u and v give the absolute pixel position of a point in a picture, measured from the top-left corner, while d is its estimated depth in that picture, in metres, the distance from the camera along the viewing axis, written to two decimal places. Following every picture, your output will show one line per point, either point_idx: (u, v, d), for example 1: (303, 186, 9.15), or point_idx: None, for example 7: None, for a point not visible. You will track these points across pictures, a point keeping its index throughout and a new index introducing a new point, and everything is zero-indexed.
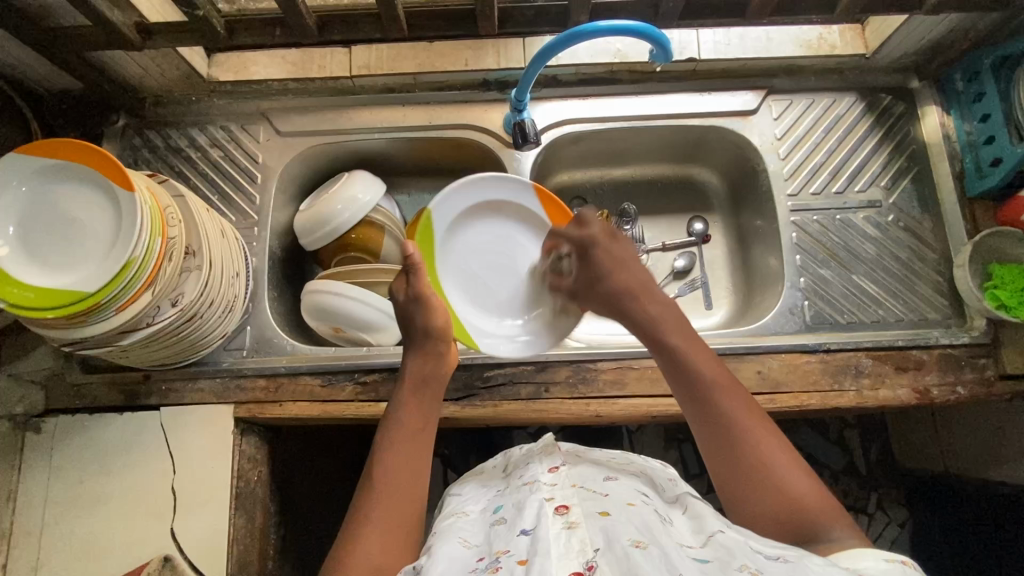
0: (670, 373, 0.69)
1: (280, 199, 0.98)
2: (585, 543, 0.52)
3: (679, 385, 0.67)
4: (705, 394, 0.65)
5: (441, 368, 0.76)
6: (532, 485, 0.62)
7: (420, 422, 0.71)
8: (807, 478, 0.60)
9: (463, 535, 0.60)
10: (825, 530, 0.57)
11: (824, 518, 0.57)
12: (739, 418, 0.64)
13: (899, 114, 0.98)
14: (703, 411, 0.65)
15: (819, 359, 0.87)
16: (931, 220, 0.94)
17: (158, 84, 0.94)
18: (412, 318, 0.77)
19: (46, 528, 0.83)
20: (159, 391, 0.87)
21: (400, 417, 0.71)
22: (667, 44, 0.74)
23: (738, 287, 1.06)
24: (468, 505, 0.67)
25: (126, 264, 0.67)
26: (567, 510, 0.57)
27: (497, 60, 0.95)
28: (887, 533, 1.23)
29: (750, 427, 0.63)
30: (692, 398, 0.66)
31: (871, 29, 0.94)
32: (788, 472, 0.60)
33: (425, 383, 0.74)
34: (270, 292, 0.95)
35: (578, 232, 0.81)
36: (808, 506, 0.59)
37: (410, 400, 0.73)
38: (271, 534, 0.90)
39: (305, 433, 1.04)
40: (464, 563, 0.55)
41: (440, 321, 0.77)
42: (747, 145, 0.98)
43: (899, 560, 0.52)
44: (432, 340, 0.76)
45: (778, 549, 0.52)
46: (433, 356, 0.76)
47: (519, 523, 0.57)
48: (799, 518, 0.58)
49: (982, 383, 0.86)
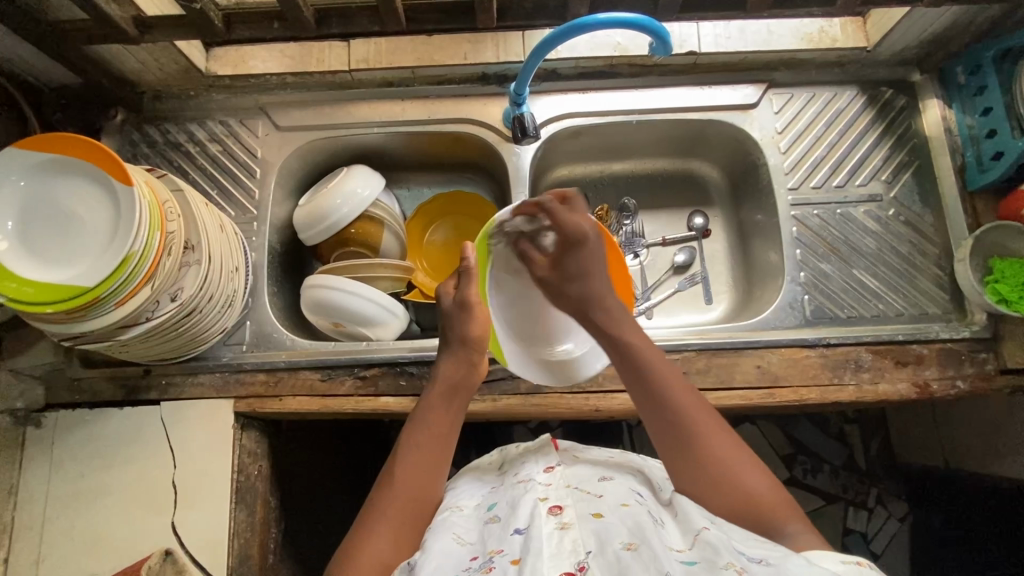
0: (625, 368, 0.67)
1: (279, 194, 0.98)
2: (577, 544, 0.53)
3: (636, 385, 0.66)
4: (659, 393, 0.65)
5: (471, 377, 0.75)
6: (526, 484, 0.62)
7: (445, 429, 0.71)
8: (762, 476, 0.61)
9: (457, 531, 0.61)
10: (781, 526, 0.58)
11: (777, 517, 0.59)
12: (692, 419, 0.63)
13: (900, 107, 0.97)
14: (660, 413, 0.64)
15: (819, 353, 0.87)
16: (931, 214, 0.94)
17: (155, 79, 0.94)
18: (455, 323, 0.76)
19: (47, 522, 0.83)
20: (159, 386, 0.88)
21: (427, 422, 0.71)
22: (667, 36, 0.74)
23: (738, 281, 1.06)
24: (463, 498, 0.67)
25: (125, 260, 0.67)
26: (560, 510, 0.57)
27: (496, 53, 0.94)
28: (886, 527, 1.24)
29: (703, 428, 0.63)
30: (648, 399, 0.65)
31: (872, 22, 0.93)
32: (743, 473, 0.61)
33: (454, 391, 0.73)
34: (270, 287, 0.95)
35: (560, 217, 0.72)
36: (766, 505, 0.59)
37: (437, 406, 0.72)
38: (271, 528, 0.90)
39: (306, 428, 1.05)
40: (458, 561, 0.56)
41: (477, 330, 0.76)
42: (747, 139, 0.98)
43: (854, 562, 0.52)
44: (466, 347, 0.76)
45: (761, 552, 0.52)
46: (465, 364, 0.75)
47: (513, 522, 0.57)
48: (755, 517, 0.59)
49: (982, 377, 0.86)
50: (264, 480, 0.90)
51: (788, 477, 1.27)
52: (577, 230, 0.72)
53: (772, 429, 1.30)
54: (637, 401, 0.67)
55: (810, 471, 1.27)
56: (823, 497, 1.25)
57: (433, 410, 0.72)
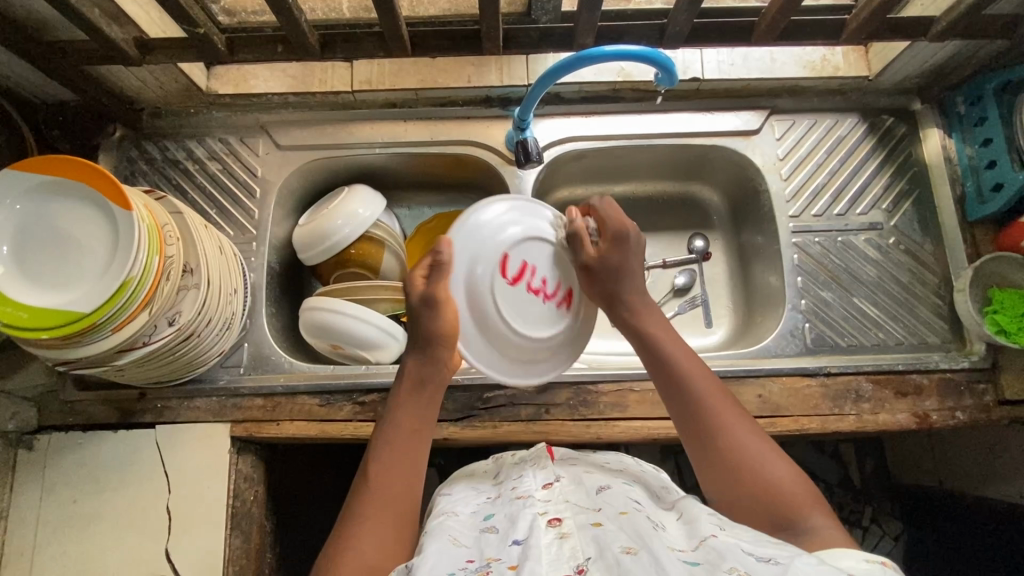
0: (649, 362, 0.70)
1: (278, 214, 0.97)
2: (576, 550, 0.53)
3: (659, 371, 0.69)
4: (678, 377, 0.68)
5: (442, 373, 0.72)
6: (525, 499, 0.62)
7: (416, 425, 0.69)
8: (792, 472, 0.61)
9: (453, 534, 0.60)
10: (803, 520, 0.58)
11: (800, 506, 0.59)
12: (717, 402, 0.66)
13: (901, 135, 0.98)
14: (677, 389, 0.67)
15: (820, 383, 0.87)
16: (931, 243, 0.94)
17: (154, 97, 0.93)
18: (421, 321, 0.70)
19: (38, 547, 0.82)
20: (154, 408, 0.86)
21: (397, 419, 0.69)
22: (673, 67, 0.73)
23: (739, 306, 1.06)
24: (458, 505, 0.66)
25: (123, 285, 0.66)
26: (559, 522, 0.57)
27: (499, 77, 0.95)
28: (881, 546, 1.23)
29: (727, 411, 0.65)
30: (667, 380, 0.68)
31: (874, 52, 0.94)
32: (770, 462, 0.62)
33: (422, 387, 0.71)
34: (268, 309, 0.94)
35: (605, 215, 0.75)
36: (792, 499, 0.59)
37: (405, 403, 0.70)
38: (266, 554, 0.89)
39: (301, 448, 1.03)
40: (454, 561, 0.55)
41: (447, 325, 0.70)
42: (749, 165, 0.98)
43: (877, 561, 0.50)
44: (438, 345, 0.70)
45: (768, 552, 0.51)
46: (433, 361, 0.71)
47: (512, 533, 0.57)
48: (775, 503, 0.59)
49: (981, 408, 0.86)
50: (260, 505, 0.88)
51: None
52: (620, 228, 0.74)
53: None
54: (663, 389, 0.69)
55: None
56: None
57: (400, 409, 0.70)
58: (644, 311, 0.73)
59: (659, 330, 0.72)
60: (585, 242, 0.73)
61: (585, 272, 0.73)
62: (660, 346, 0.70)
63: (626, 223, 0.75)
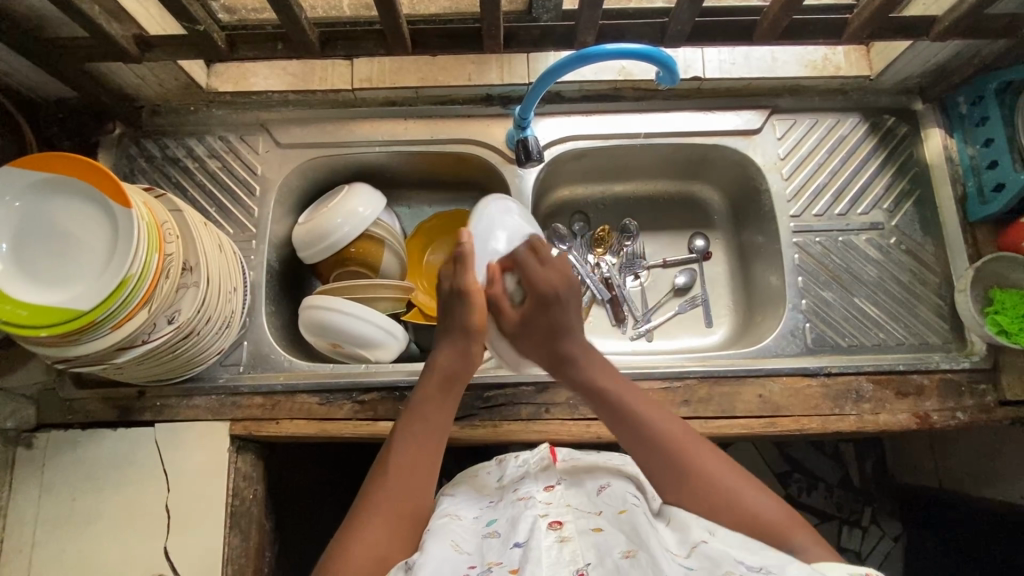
0: (607, 411, 0.69)
1: (278, 212, 0.97)
2: (576, 553, 0.54)
3: (619, 422, 0.68)
4: (637, 420, 0.67)
5: (468, 368, 0.73)
6: (526, 501, 0.62)
7: (441, 418, 0.70)
8: (772, 498, 0.62)
9: (454, 538, 0.60)
10: (792, 543, 0.58)
11: (787, 531, 0.59)
12: (682, 445, 0.65)
13: (903, 135, 0.98)
14: (641, 435, 0.66)
15: (820, 382, 0.87)
16: (933, 243, 0.94)
17: (155, 94, 0.93)
18: (453, 311, 0.73)
19: (37, 545, 0.82)
20: (153, 407, 0.86)
21: (423, 410, 0.70)
22: (674, 66, 0.73)
23: (739, 306, 1.05)
24: (461, 509, 0.66)
25: (122, 283, 0.66)
26: (560, 525, 0.57)
27: (500, 75, 0.95)
28: (881, 547, 1.23)
29: (692, 450, 0.64)
30: (628, 429, 0.67)
31: (875, 51, 0.94)
32: (750, 494, 0.61)
33: (450, 382, 0.72)
34: (268, 307, 0.94)
35: (535, 270, 0.74)
36: (777, 526, 0.59)
37: (433, 393, 0.71)
38: (265, 553, 0.89)
39: (300, 446, 1.03)
40: (455, 568, 0.56)
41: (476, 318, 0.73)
42: (750, 165, 0.98)
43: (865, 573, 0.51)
44: (466, 336, 0.72)
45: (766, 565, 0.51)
46: (462, 355, 0.72)
47: (513, 536, 0.57)
48: (764, 535, 0.59)
49: (981, 409, 0.86)
50: (259, 503, 0.88)
51: (782, 495, 1.26)
52: (549, 285, 0.74)
53: (767, 447, 1.29)
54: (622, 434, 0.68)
55: (805, 489, 1.26)
56: (818, 516, 1.25)
57: (427, 399, 0.70)
58: (590, 358, 0.73)
59: (608, 375, 0.71)
60: (504, 309, 0.74)
61: (515, 337, 0.75)
62: (615, 392, 0.69)
63: (558, 275, 0.75)
